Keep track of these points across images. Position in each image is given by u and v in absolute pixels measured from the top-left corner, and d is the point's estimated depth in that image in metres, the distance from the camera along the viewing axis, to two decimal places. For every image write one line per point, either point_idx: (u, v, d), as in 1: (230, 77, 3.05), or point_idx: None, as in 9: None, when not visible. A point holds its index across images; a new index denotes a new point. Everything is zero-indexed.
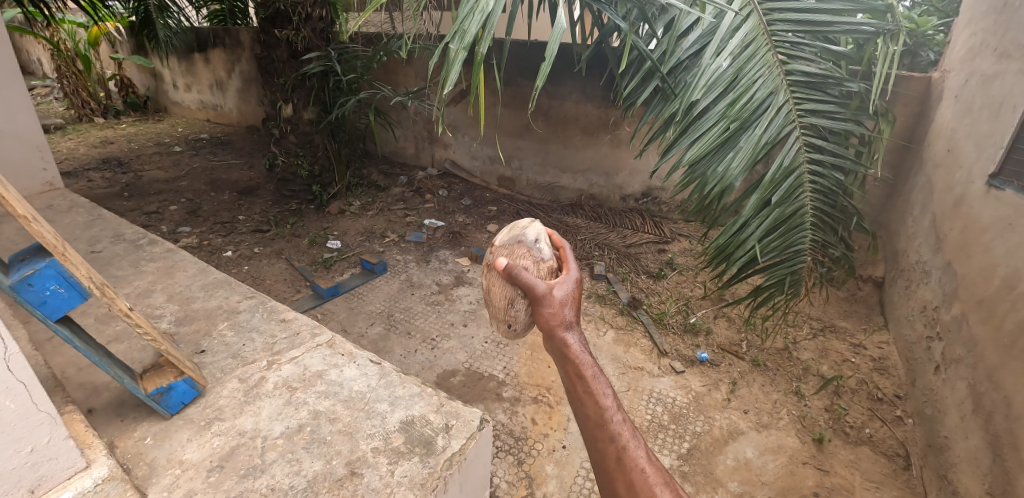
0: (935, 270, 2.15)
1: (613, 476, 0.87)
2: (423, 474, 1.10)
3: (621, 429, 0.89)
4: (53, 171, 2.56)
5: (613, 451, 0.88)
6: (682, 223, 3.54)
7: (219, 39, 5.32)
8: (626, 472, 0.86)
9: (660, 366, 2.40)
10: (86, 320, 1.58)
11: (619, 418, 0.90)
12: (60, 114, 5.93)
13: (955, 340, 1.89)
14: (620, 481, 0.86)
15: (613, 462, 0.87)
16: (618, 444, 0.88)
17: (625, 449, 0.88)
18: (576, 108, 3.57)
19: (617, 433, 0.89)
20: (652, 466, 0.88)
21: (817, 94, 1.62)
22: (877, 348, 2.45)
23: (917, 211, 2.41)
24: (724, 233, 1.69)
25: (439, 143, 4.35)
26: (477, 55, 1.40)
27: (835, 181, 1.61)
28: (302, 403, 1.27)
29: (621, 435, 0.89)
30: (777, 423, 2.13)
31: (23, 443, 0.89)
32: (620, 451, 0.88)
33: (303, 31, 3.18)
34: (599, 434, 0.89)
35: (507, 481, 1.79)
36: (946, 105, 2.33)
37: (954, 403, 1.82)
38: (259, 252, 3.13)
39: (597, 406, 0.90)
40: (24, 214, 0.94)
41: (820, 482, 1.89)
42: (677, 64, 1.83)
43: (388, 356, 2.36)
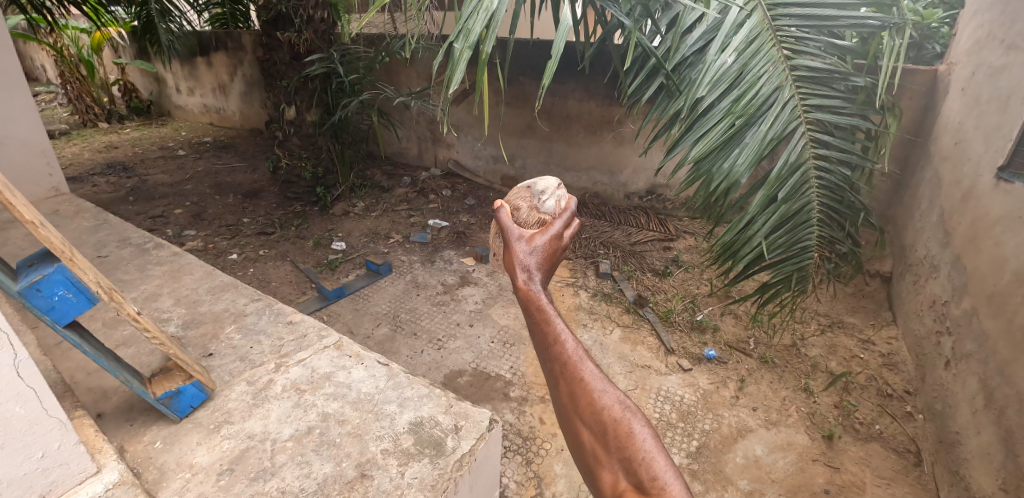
0: (944, 265, 2.13)
1: (560, 390, 0.82)
2: (434, 475, 1.10)
3: (566, 341, 0.83)
4: (59, 177, 2.57)
5: (559, 364, 0.82)
6: (687, 220, 3.53)
7: (222, 42, 5.33)
8: (573, 382, 0.81)
9: (668, 364, 2.39)
10: (94, 325, 1.58)
11: (564, 331, 0.84)
12: (64, 119, 5.96)
13: (965, 335, 1.87)
14: (566, 394, 0.81)
15: (558, 375, 0.83)
16: (563, 356, 0.82)
17: (570, 360, 0.82)
18: (579, 106, 3.56)
19: (562, 345, 0.83)
20: (600, 376, 0.84)
21: (823, 89, 1.61)
22: (886, 344, 2.43)
23: (925, 205, 2.39)
24: (730, 230, 1.68)
25: (442, 143, 4.34)
26: (481, 54, 1.40)
27: (842, 176, 1.59)
28: (311, 405, 1.27)
29: (566, 348, 0.83)
30: (787, 420, 2.12)
31: (33, 448, 0.89)
32: (565, 364, 0.82)
33: (304, 33, 3.18)
34: (543, 349, 0.84)
35: (516, 481, 1.78)
36: (953, 98, 2.31)
37: (965, 398, 1.81)
38: (264, 254, 3.13)
39: (542, 325, 0.83)
40: (33, 219, 0.94)
41: (831, 479, 1.88)
42: (681, 60, 1.82)
43: (394, 357, 2.36)
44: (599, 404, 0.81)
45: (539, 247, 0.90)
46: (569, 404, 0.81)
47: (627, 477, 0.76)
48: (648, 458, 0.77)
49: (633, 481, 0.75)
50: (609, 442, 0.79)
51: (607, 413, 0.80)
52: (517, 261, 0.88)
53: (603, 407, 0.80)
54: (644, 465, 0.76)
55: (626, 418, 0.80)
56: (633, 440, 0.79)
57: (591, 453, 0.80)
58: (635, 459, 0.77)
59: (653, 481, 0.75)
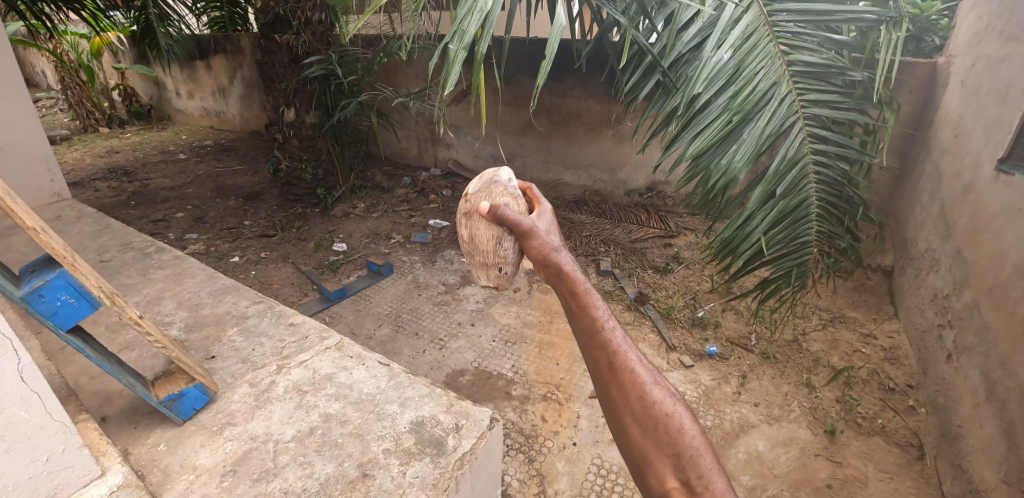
0: (945, 258, 2.13)
1: (613, 389, 0.93)
2: (435, 475, 1.10)
3: (620, 343, 0.96)
4: (61, 182, 2.58)
5: (616, 363, 0.94)
6: (687, 216, 3.53)
7: (221, 46, 5.34)
8: (629, 382, 0.92)
9: (669, 360, 2.39)
10: (97, 329, 1.59)
11: (618, 334, 0.97)
12: (65, 125, 5.98)
13: (967, 328, 1.87)
14: (621, 393, 0.92)
15: (613, 374, 0.94)
16: (619, 358, 0.94)
17: (625, 361, 0.94)
18: (578, 104, 3.56)
19: (618, 347, 0.95)
20: (651, 376, 0.95)
21: (821, 84, 1.61)
22: (888, 337, 2.43)
23: (925, 199, 2.39)
24: (729, 226, 1.68)
25: (441, 143, 4.35)
26: (476, 55, 1.40)
27: (840, 171, 1.59)
28: (312, 406, 1.28)
29: (620, 349, 0.95)
30: (789, 415, 2.12)
31: (38, 452, 0.90)
32: (621, 365, 0.94)
33: (303, 35, 3.19)
34: (600, 350, 0.95)
35: (519, 479, 1.79)
36: (953, 90, 2.30)
37: (967, 391, 1.81)
38: (266, 257, 3.15)
39: (599, 327, 0.96)
40: (34, 226, 0.95)
41: (833, 474, 1.88)
42: (678, 57, 1.82)
43: (396, 358, 2.37)
44: (650, 403, 0.92)
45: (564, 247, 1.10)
46: (624, 403, 0.92)
47: (676, 472, 0.87)
48: (696, 455, 0.88)
49: (682, 477, 0.86)
50: (662, 439, 0.89)
51: (660, 412, 0.91)
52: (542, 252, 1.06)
53: (655, 405, 0.92)
54: (692, 462, 0.87)
55: (675, 418, 0.91)
56: (681, 438, 0.89)
57: (642, 449, 0.90)
58: (685, 456, 0.88)
59: (700, 477, 0.86)
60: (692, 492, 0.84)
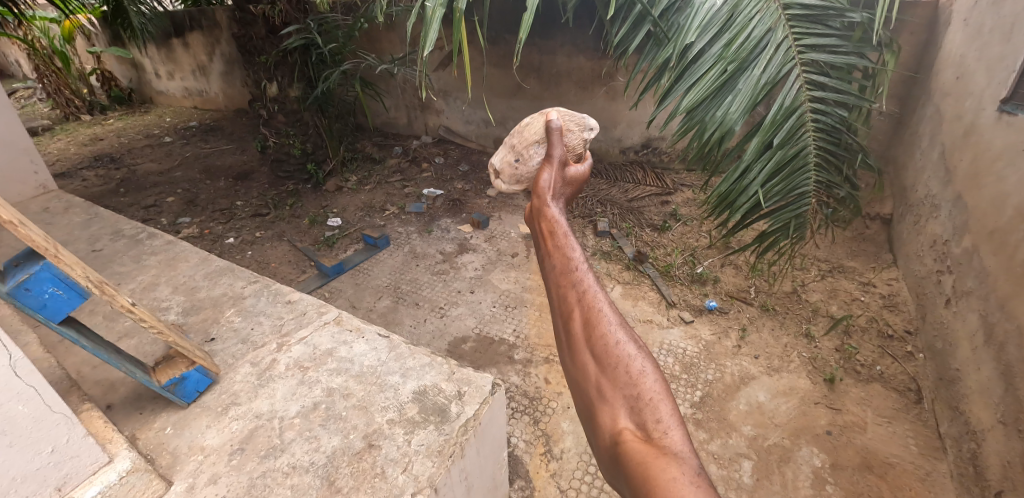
0: (945, 204, 2.10)
1: (572, 324, 0.95)
2: (440, 441, 1.12)
3: (585, 276, 1.00)
4: (45, 174, 2.53)
5: (580, 299, 0.97)
6: (683, 172, 3.48)
7: (196, 21, 5.14)
8: (590, 318, 0.94)
9: (669, 317, 2.41)
10: (94, 319, 1.58)
11: (583, 267, 1.01)
12: (46, 114, 5.83)
13: (966, 273, 1.87)
14: (580, 326, 0.94)
15: (574, 307, 0.96)
16: (581, 290, 0.98)
17: (588, 295, 0.97)
18: (569, 62, 3.45)
19: (581, 279, 0.99)
20: (615, 317, 0.95)
21: (818, 27, 1.55)
22: (886, 285, 2.43)
23: (925, 143, 2.34)
24: (725, 181, 1.66)
25: (430, 110, 4.24)
26: (455, 10, 1.38)
27: (839, 118, 1.54)
28: (315, 382, 1.29)
29: (582, 280, 0.99)
30: (789, 366, 2.15)
31: (42, 444, 0.91)
32: (582, 297, 0.97)
33: (278, 5, 3.05)
34: (563, 282, 1.00)
35: (525, 440, 1.83)
36: (955, 29, 2.22)
37: (965, 335, 1.82)
38: (261, 236, 3.12)
39: (565, 264, 1.01)
40: (11, 219, 0.92)
41: (833, 421, 1.92)
42: (669, 5, 1.74)
43: (398, 328, 2.38)
44: (609, 340, 0.91)
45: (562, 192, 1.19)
46: (583, 337, 0.93)
47: (630, 416, 0.84)
48: (655, 401, 0.84)
49: (635, 420, 0.83)
50: (619, 381, 0.87)
51: (620, 350, 0.90)
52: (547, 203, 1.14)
53: (613, 344, 0.91)
54: (649, 408, 0.84)
55: (635, 359, 0.89)
56: (638, 381, 0.87)
57: (597, 390, 0.88)
58: (641, 400, 0.85)
59: (656, 423, 0.82)
60: (642, 435, 0.80)
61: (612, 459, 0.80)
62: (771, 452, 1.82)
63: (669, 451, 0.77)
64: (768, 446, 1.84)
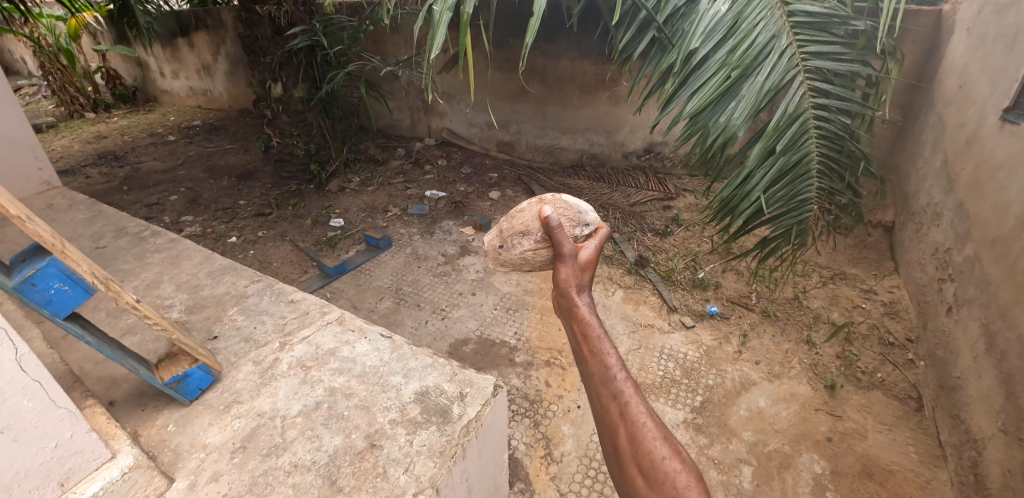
0: (947, 212, 2.10)
1: (610, 432, 0.91)
2: (442, 442, 1.12)
3: (624, 384, 0.94)
4: (49, 170, 2.53)
5: (616, 407, 0.92)
6: (686, 178, 3.49)
7: (202, 21, 5.17)
8: (627, 426, 0.90)
9: (671, 321, 2.41)
10: (97, 316, 1.59)
11: (620, 374, 0.95)
12: (50, 112, 5.85)
13: (968, 281, 1.87)
14: (621, 438, 0.89)
15: (612, 416, 0.92)
16: (614, 394, 0.93)
17: (627, 405, 0.92)
18: (572, 66, 3.47)
19: (614, 382, 0.94)
20: (654, 425, 0.90)
21: (822, 34, 1.55)
22: (888, 293, 2.43)
23: (927, 152, 2.35)
24: (728, 186, 1.66)
25: (434, 113, 4.26)
26: (460, 15, 1.41)
27: (842, 125, 1.54)
28: (317, 381, 1.29)
29: (620, 388, 0.93)
30: (790, 372, 2.15)
31: (47, 439, 0.91)
32: (621, 405, 0.92)
33: (284, 6, 3.08)
34: (601, 391, 0.94)
35: (525, 442, 1.83)
36: (958, 39, 2.22)
37: (967, 343, 1.82)
38: (263, 236, 3.13)
39: (600, 364, 0.96)
40: (18, 214, 0.92)
41: (833, 428, 1.92)
42: (674, 11, 1.75)
43: (399, 329, 2.38)
44: (652, 452, 0.87)
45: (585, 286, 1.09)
46: (620, 450, 0.89)
47: None
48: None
49: None
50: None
51: (663, 463, 0.86)
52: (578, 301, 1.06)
53: (658, 458, 0.86)
54: None
55: (679, 472, 0.85)
56: (683, 494, 0.82)
57: None
58: None
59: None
60: None
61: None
62: (771, 459, 1.82)
63: None
64: (768, 452, 1.84)
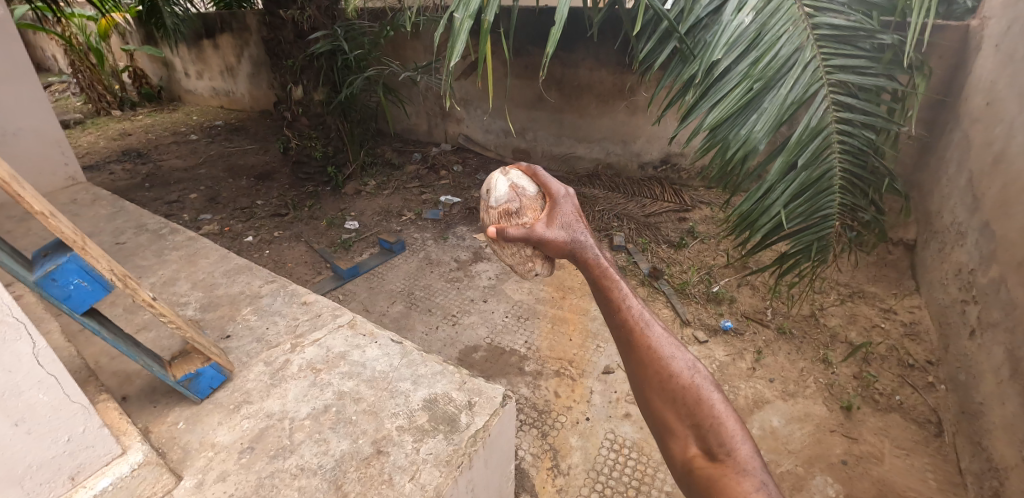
0: (972, 232, 2.05)
1: (631, 359, 0.93)
2: (448, 451, 1.11)
3: (639, 315, 0.94)
4: (75, 166, 2.58)
5: (630, 333, 0.93)
6: (702, 190, 3.46)
7: (227, 24, 5.29)
8: (642, 350, 0.91)
9: (683, 335, 2.37)
10: (115, 310, 1.62)
11: (633, 303, 0.95)
12: (78, 108, 6.00)
13: (992, 303, 1.81)
14: (640, 363, 0.91)
15: (630, 344, 0.93)
16: (631, 319, 0.93)
17: (643, 331, 0.92)
18: (590, 75, 3.46)
19: (629, 312, 0.94)
20: (670, 343, 0.93)
21: (848, 48, 1.52)
22: (908, 313, 2.37)
23: (952, 169, 2.29)
24: (747, 200, 1.63)
25: (451, 118, 4.29)
26: (482, 23, 1.42)
27: (866, 140, 1.51)
28: (326, 384, 1.29)
29: (637, 318, 0.94)
30: (804, 391, 2.10)
31: (59, 433, 0.92)
32: (636, 334, 0.92)
33: (307, 10, 3.14)
34: (615, 320, 0.94)
35: (532, 453, 1.81)
36: (985, 54, 2.17)
37: (990, 369, 1.76)
38: (278, 236, 3.17)
39: (615, 300, 0.95)
40: (42, 210, 0.94)
41: (848, 450, 1.87)
42: (696, 22, 1.74)
43: (410, 334, 2.38)
44: (669, 370, 0.89)
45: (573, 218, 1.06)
46: (638, 371, 0.91)
47: (697, 442, 0.85)
48: (717, 424, 0.85)
49: (703, 445, 0.84)
50: (683, 408, 0.87)
51: (678, 381, 0.88)
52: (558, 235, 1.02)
53: (673, 375, 0.89)
54: (714, 430, 0.85)
55: (694, 387, 0.88)
56: (700, 407, 0.87)
57: (664, 419, 0.88)
58: (705, 424, 0.86)
59: (721, 447, 0.83)
60: (712, 462, 0.82)
61: (688, 486, 0.83)
62: (784, 480, 1.77)
63: (744, 473, 0.80)
64: (780, 473, 1.80)
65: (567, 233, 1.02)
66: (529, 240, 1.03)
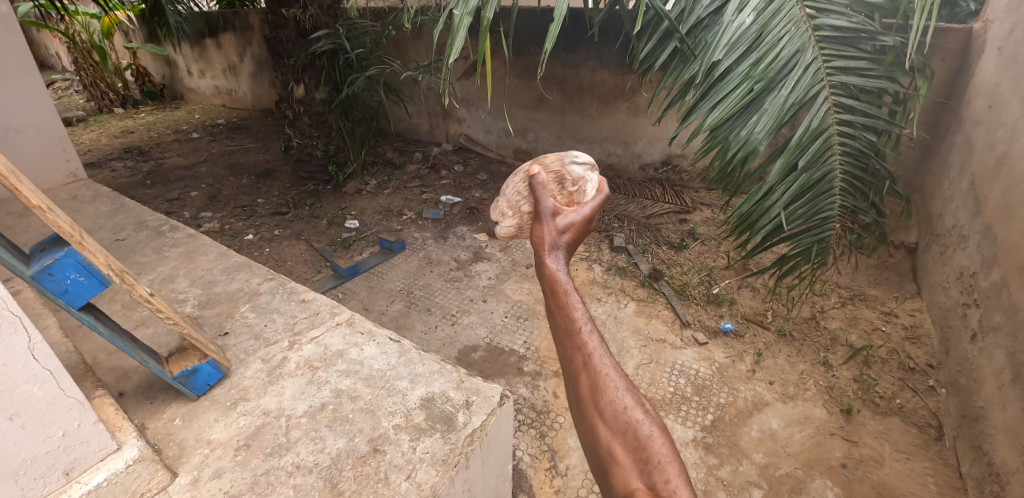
0: (973, 235, 2.04)
1: (576, 385, 0.83)
2: (445, 450, 1.11)
3: (590, 338, 0.84)
4: (76, 162, 2.58)
5: (577, 354, 0.83)
6: (704, 191, 3.45)
7: (230, 23, 5.30)
8: (588, 373, 0.82)
9: (683, 337, 2.37)
10: (113, 307, 1.62)
11: (586, 324, 0.85)
12: (81, 106, 6.02)
13: (994, 307, 1.80)
14: (585, 387, 0.81)
15: (575, 368, 0.83)
16: (582, 342, 0.84)
17: (591, 355, 0.83)
18: (592, 75, 3.46)
19: (580, 334, 0.85)
20: (619, 373, 0.83)
21: (849, 49, 1.52)
22: (909, 316, 2.36)
23: (955, 172, 2.28)
24: (748, 201, 1.63)
25: (453, 118, 4.29)
26: (481, 20, 1.42)
27: (867, 143, 1.51)
28: (324, 382, 1.29)
29: (585, 340, 0.84)
30: (804, 394, 2.09)
31: (54, 428, 0.92)
32: (585, 359, 0.83)
33: (309, 9, 3.14)
34: (565, 339, 0.85)
35: (531, 454, 1.81)
36: (988, 57, 2.16)
37: (991, 373, 1.75)
38: (279, 234, 3.17)
39: (566, 317, 0.86)
40: (39, 205, 0.93)
41: (848, 453, 1.86)
42: (697, 22, 1.74)
43: (409, 333, 2.38)
44: (615, 402, 0.80)
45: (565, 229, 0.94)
46: (582, 397, 0.81)
47: (641, 477, 0.73)
48: (664, 463, 0.74)
49: (646, 482, 0.72)
50: (627, 440, 0.77)
51: (626, 415, 0.79)
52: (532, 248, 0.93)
53: (619, 406, 0.79)
54: (659, 468, 0.73)
55: (642, 422, 0.79)
56: (647, 444, 0.76)
57: (606, 451, 0.77)
58: (651, 461, 0.74)
59: (666, 484, 0.71)
60: None
61: None
62: (783, 483, 1.76)
63: None
64: (779, 476, 1.79)
65: (538, 246, 0.92)
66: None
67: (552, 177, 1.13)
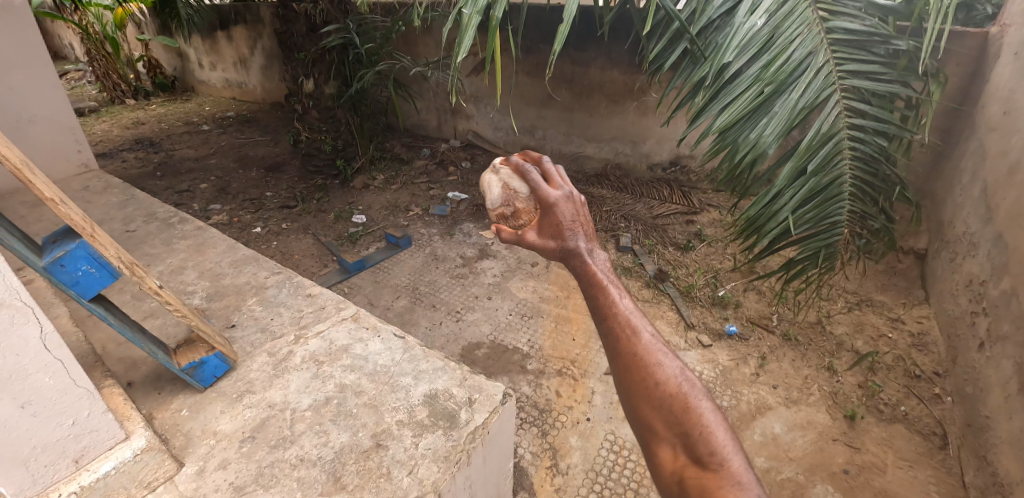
0: (984, 243, 2.02)
1: (618, 366, 0.88)
2: (447, 447, 1.12)
3: (634, 323, 0.89)
4: (88, 152, 2.61)
5: (622, 341, 0.88)
6: (711, 193, 3.43)
7: (241, 16, 5.33)
8: (634, 357, 0.87)
9: (687, 339, 2.36)
10: (123, 297, 1.64)
11: (629, 313, 0.90)
12: (93, 96, 6.08)
13: (1002, 316, 1.78)
14: (629, 368, 0.86)
15: (622, 353, 0.88)
16: (620, 327, 0.89)
17: (636, 340, 0.88)
18: (602, 74, 3.45)
19: (625, 322, 0.89)
20: (663, 353, 0.88)
21: (862, 53, 1.51)
22: (916, 323, 2.34)
23: (966, 179, 2.26)
24: (756, 204, 1.62)
25: (461, 115, 4.29)
26: (490, 19, 1.41)
27: (878, 147, 1.49)
28: (328, 377, 1.30)
29: (631, 327, 0.89)
30: (808, 399, 2.09)
31: (65, 416, 0.94)
32: (629, 343, 0.87)
33: (320, 4, 3.14)
34: (608, 327, 0.89)
35: (532, 452, 1.81)
36: (1004, 63, 2.13)
37: (998, 382, 1.73)
38: (286, 228, 3.19)
39: (610, 307, 0.90)
40: (52, 197, 0.95)
41: (851, 459, 1.85)
42: (707, 24, 1.72)
43: (413, 329, 2.40)
44: (659, 381, 0.85)
45: (571, 219, 0.99)
46: (627, 380, 0.86)
47: (686, 450, 0.80)
48: (707, 434, 0.80)
49: (692, 456, 0.79)
50: (673, 415, 0.83)
51: (665, 390, 0.84)
52: (549, 243, 0.98)
53: (664, 384, 0.85)
54: (704, 440, 0.80)
55: (686, 395, 0.84)
56: (693, 416, 0.83)
57: (651, 426, 0.84)
58: (695, 434, 0.81)
59: (712, 455, 0.78)
60: (703, 470, 0.77)
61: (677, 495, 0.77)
62: (784, 487, 1.76)
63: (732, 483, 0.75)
64: (780, 480, 1.79)
65: (560, 241, 0.97)
66: (521, 244, 1.02)
67: (566, 165, 1.15)
